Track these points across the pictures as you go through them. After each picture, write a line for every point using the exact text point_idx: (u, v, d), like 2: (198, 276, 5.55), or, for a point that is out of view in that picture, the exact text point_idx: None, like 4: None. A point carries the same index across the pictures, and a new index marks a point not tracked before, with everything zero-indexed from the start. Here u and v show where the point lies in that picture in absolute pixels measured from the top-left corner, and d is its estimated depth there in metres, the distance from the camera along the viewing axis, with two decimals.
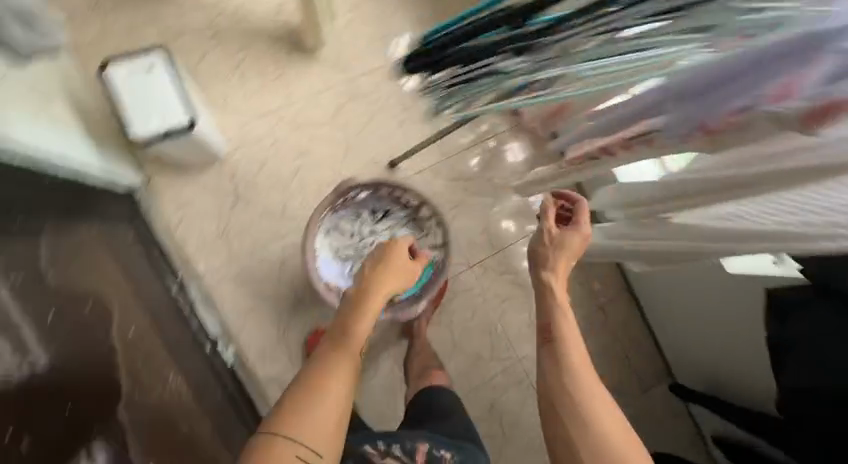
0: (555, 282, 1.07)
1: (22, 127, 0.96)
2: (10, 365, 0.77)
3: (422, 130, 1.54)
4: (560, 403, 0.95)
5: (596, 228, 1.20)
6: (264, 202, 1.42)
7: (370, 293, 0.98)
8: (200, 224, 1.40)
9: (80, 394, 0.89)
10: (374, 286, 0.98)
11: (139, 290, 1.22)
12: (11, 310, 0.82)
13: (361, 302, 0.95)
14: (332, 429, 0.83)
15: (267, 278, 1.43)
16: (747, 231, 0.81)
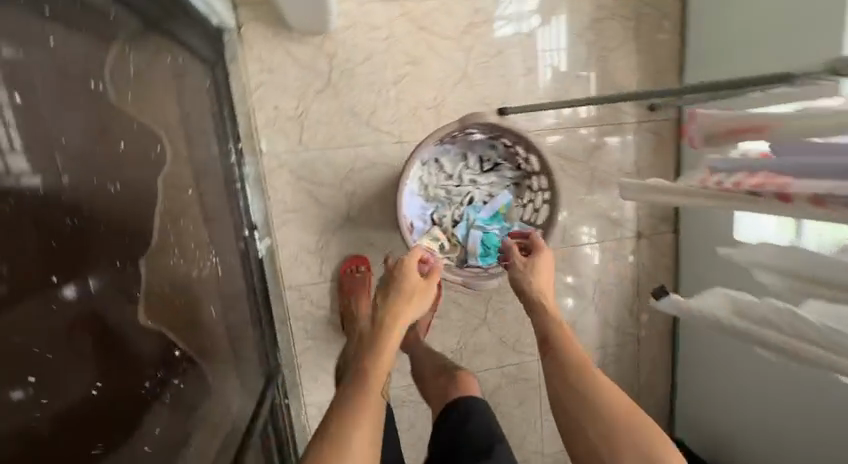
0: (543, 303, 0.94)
1: None
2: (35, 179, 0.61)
3: (547, 88, 1.34)
4: (576, 416, 0.82)
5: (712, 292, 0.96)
6: (354, 100, 1.24)
7: (398, 309, 0.89)
8: (278, 97, 1.22)
9: (109, 234, 0.77)
10: (402, 304, 0.89)
11: (194, 143, 1.05)
12: (48, 123, 0.64)
13: (385, 324, 0.86)
14: None
15: (328, 183, 1.27)
16: None
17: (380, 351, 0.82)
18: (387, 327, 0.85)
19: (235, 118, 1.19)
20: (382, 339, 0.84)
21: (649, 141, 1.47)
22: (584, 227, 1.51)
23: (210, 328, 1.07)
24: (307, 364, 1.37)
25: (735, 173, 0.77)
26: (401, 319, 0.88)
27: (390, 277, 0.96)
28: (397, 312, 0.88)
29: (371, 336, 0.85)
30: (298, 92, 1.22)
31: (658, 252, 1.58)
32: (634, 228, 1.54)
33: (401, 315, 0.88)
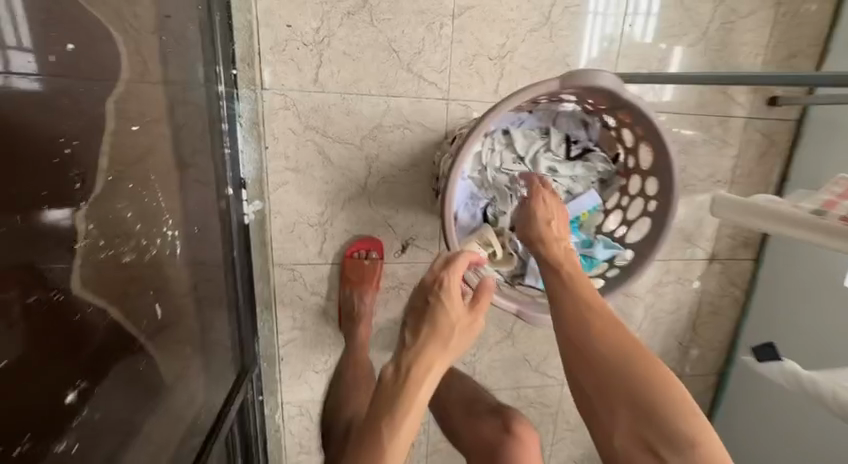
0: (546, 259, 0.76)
1: None
2: None
3: (649, 55, 1.01)
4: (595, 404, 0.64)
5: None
6: (395, 32, 0.92)
7: (427, 362, 0.66)
8: (294, 13, 0.90)
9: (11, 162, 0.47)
10: (434, 349, 0.67)
11: (167, 47, 0.73)
12: None
13: (405, 381, 0.65)
14: None
15: (344, 138, 0.97)
16: None
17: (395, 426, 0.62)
18: (406, 394, 0.64)
19: (231, 30, 0.87)
20: (399, 408, 0.64)
21: (755, 146, 1.15)
22: None
23: (172, 316, 0.78)
24: (290, 358, 1.12)
25: None
26: (429, 378, 0.66)
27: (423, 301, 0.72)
28: (424, 369, 0.66)
29: (389, 400, 0.64)
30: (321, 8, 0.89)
31: (728, 282, 1.30)
32: (709, 249, 1.25)
33: (428, 372, 0.66)
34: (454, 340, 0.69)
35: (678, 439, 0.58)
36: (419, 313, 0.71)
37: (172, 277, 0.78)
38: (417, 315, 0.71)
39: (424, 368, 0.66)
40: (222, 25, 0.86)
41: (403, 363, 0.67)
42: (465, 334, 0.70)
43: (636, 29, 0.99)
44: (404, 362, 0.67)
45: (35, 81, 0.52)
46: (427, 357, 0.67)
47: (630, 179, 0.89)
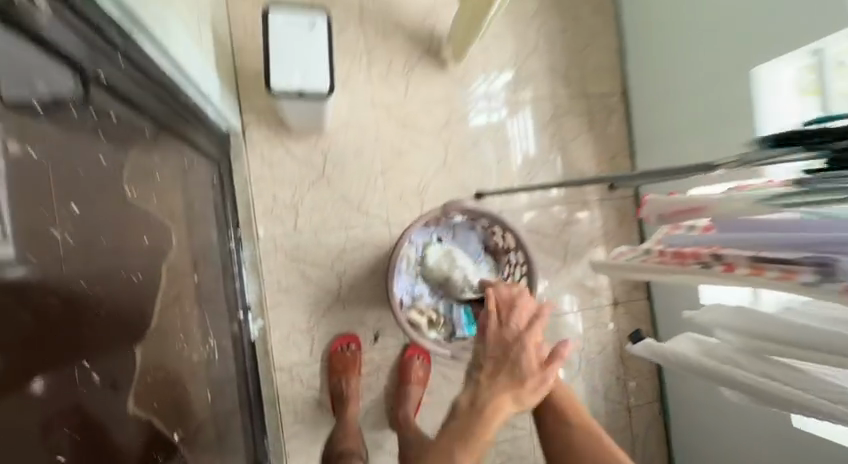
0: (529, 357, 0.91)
1: (182, 43, 0.85)
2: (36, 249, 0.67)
3: (518, 174, 1.50)
4: None
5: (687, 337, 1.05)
6: (346, 189, 1.36)
7: (495, 406, 0.88)
8: (275, 190, 1.32)
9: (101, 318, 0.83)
10: (525, 394, 0.90)
11: (192, 233, 1.09)
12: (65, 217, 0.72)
13: (487, 411, 0.87)
14: None
15: (320, 264, 1.35)
16: None
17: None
18: (482, 430, 0.87)
19: (235, 206, 1.28)
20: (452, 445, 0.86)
21: (614, 218, 1.62)
22: (562, 297, 1.59)
23: (194, 427, 1.01)
24: (295, 451, 1.32)
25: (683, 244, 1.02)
26: (491, 426, 0.87)
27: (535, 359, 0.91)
28: (486, 419, 0.87)
29: (453, 436, 0.87)
30: (295, 183, 1.33)
31: (635, 319, 1.65)
32: (610, 296, 1.63)
33: (486, 426, 0.87)
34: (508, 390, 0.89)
35: None
36: (495, 361, 0.91)
37: (192, 394, 1.03)
38: (493, 365, 0.91)
39: (483, 423, 0.87)
40: (229, 207, 1.26)
41: (472, 408, 0.88)
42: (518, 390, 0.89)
43: (507, 160, 1.49)
44: (477, 401, 0.88)
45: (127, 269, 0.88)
46: (491, 411, 0.87)
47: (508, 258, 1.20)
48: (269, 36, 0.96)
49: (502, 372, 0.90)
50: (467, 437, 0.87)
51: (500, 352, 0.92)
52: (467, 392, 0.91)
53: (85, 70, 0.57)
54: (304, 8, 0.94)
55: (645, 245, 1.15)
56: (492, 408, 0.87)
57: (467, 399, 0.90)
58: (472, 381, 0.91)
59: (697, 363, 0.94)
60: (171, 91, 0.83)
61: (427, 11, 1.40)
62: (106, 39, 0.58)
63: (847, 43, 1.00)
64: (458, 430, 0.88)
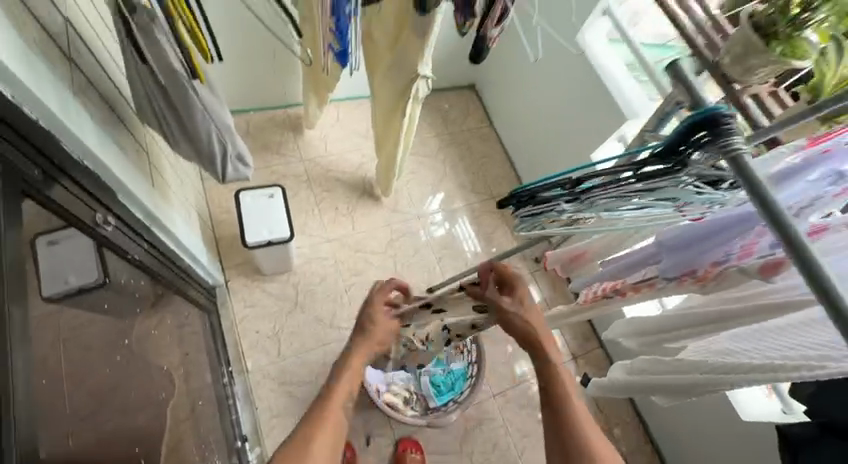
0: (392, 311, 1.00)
1: (181, 226, 1.18)
2: (102, 389, 0.84)
3: (457, 266, 1.83)
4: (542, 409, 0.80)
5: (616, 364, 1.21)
6: (317, 311, 1.61)
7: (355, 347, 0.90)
8: (258, 325, 1.55)
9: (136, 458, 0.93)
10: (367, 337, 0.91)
11: (190, 376, 1.27)
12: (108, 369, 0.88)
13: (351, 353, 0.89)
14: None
15: (305, 381, 1.52)
16: (723, 349, 0.89)
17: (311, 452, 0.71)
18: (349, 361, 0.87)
19: (225, 347, 1.48)
20: (311, 430, 0.74)
21: (547, 284, 1.93)
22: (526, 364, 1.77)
23: None
24: None
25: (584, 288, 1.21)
26: (345, 389, 0.83)
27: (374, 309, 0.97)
28: (342, 381, 0.83)
29: (314, 407, 0.78)
30: (274, 316, 1.57)
31: (597, 368, 1.83)
32: (567, 351, 1.83)
33: (344, 385, 0.83)
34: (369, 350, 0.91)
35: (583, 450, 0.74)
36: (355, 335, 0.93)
37: None
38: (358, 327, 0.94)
39: (347, 373, 0.85)
40: (220, 348, 1.47)
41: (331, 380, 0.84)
42: (377, 346, 0.93)
43: (446, 258, 1.83)
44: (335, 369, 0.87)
45: (146, 416, 1.01)
46: (344, 371, 0.85)
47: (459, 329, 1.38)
48: (242, 209, 1.32)
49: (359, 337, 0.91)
50: (328, 399, 0.80)
51: (357, 329, 0.93)
52: (342, 353, 0.90)
53: (122, 254, 0.86)
54: (264, 186, 1.34)
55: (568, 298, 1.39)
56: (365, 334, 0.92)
57: (340, 359, 0.88)
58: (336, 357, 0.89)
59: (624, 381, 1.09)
60: (171, 259, 1.12)
61: (357, 166, 1.86)
62: (133, 232, 0.89)
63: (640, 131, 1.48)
64: (315, 401, 0.80)
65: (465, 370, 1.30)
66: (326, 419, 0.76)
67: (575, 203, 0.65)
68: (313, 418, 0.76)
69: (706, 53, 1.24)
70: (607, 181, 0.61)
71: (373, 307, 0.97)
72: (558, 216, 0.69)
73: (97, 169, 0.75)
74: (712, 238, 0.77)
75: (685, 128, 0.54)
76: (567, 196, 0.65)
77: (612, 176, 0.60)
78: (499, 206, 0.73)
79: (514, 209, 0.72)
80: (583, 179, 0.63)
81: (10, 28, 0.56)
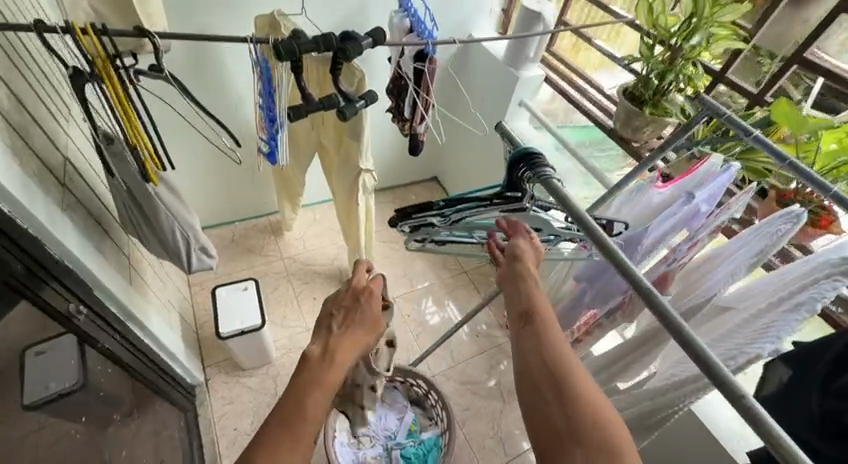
0: (365, 306, 0.76)
1: (159, 325, 1.28)
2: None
3: (435, 341, 1.86)
4: (522, 355, 0.52)
5: None
6: None
7: (327, 351, 0.66)
8: (237, 422, 1.55)
9: None
10: (340, 339, 0.69)
11: None
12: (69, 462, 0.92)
13: (324, 359, 0.65)
14: None
15: None
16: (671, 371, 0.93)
17: None
18: (315, 370, 0.63)
19: (201, 447, 1.46)
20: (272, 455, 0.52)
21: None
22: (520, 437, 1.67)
23: None
24: None
25: None
26: (313, 397, 0.59)
27: (344, 305, 0.76)
28: (309, 387, 0.60)
29: (274, 423, 0.55)
30: (253, 410, 1.57)
31: None
32: None
33: (312, 394, 0.59)
34: (358, 344, 0.71)
35: (576, 420, 0.45)
36: (339, 326, 0.72)
37: None
38: (336, 318, 0.73)
39: (316, 376, 0.62)
40: (197, 448, 1.45)
41: (294, 387, 0.60)
42: (367, 335, 0.73)
43: (423, 335, 1.88)
44: (302, 371, 0.63)
45: None
46: (310, 372, 0.62)
47: (429, 396, 1.33)
48: (217, 303, 1.44)
49: (352, 325, 0.72)
50: (293, 420, 0.56)
51: (339, 315, 0.74)
52: (318, 343, 0.68)
53: (94, 344, 0.98)
54: (238, 280, 1.48)
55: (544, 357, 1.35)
56: (338, 340, 0.69)
57: (316, 351, 0.67)
58: (307, 349, 0.67)
59: None
60: (148, 354, 1.22)
61: (333, 258, 2.03)
62: (105, 324, 1.00)
63: (582, 190, 1.68)
64: (269, 426, 0.55)
65: (438, 439, 1.28)
66: (291, 443, 0.53)
67: (449, 225, 0.74)
68: (269, 443, 0.53)
69: (603, 120, 1.54)
70: (475, 208, 0.72)
71: (366, 292, 0.77)
72: (437, 234, 0.77)
73: (77, 268, 0.90)
74: (606, 273, 0.98)
75: (523, 164, 0.67)
76: (442, 218, 0.74)
77: (478, 204, 0.71)
78: (391, 225, 0.77)
79: (403, 227, 0.76)
80: (453, 203, 0.73)
81: (17, 166, 0.75)
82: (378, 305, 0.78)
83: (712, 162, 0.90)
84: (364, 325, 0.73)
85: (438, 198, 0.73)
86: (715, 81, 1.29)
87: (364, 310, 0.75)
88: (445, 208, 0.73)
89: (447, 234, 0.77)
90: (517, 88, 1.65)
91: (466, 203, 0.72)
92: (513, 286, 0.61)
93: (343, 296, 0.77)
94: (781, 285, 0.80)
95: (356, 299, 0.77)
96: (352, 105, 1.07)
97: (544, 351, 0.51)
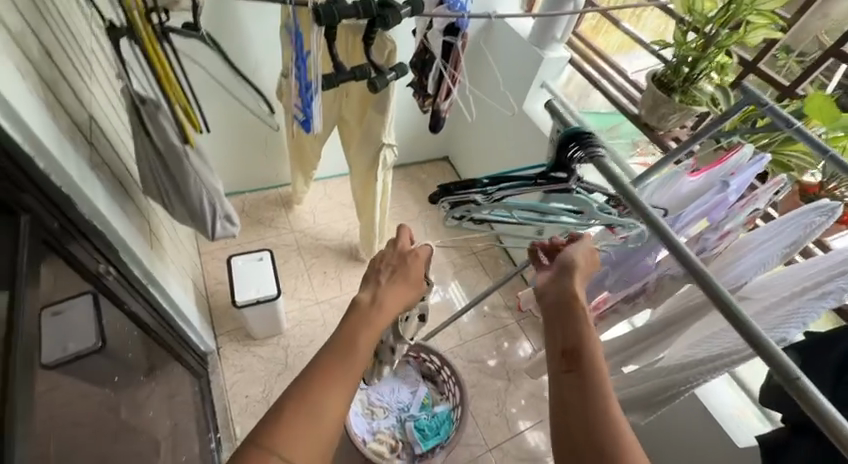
0: (411, 263, 0.77)
1: (176, 291, 1.29)
2: (87, 433, 0.89)
3: (443, 320, 1.89)
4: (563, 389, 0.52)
5: None
6: None
7: (374, 299, 0.69)
8: (248, 389, 1.57)
9: None
10: (388, 291, 0.71)
11: (178, 444, 1.28)
12: (94, 418, 0.93)
13: (372, 305, 0.68)
14: (321, 446, 0.53)
15: None
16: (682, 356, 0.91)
17: (318, 411, 0.54)
18: (365, 314, 0.66)
19: (214, 412, 1.48)
20: (323, 379, 0.57)
21: (533, 330, 1.92)
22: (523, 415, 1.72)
23: None
24: None
25: None
26: (360, 337, 0.63)
27: (387, 261, 0.77)
28: (357, 327, 0.64)
29: (326, 353, 0.60)
30: (264, 379, 1.59)
31: None
32: None
33: (361, 334, 0.63)
34: (403, 300, 0.73)
35: None
36: (386, 280, 0.73)
37: None
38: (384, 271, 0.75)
39: (364, 319, 0.66)
40: (209, 413, 1.47)
41: (343, 326, 0.64)
42: (411, 292, 0.74)
43: (432, 314, 1.90)
44: (351, 313, 0.67)
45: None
46: (357, 317, 0.66)
47: (443, 371, 1.36)
48: (233, 271, 1.45)
49: (397, 279, 0.73)
50: (344, 352, 0.61)
51: (386, 270, 0.75)
52: (366, 290, 0.71)
53: (120, 306, 0.99)
54: (253, 251, 1.48)
55: None
56: (387, 292, 0.71)
57: (366, 297, 0.70)
58: (358, 295, 0.70)
59: None
60: (166, 318, 1.22)
61: (344, 233, 2.02)
62: (132, 286, 1.01)
63: None
64: (320, 355, 0.60)
65: (450, 413, 1.32)
66: (335, 371, 0.58)
67: (492, 203, 0.74)
68: (319, 367, 0.58)
69: (628, 106, 1.53)
70: (519, 187, 0.72)
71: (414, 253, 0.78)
72: (477, 213, 0.76)
73: (105, 228, 0.89)
74: (632, 258, 0.98)
75: (571, 144, 0.68)
76: (485, 195, 0.74)
77: (523, 183, 0.71)
78: (431, 201, 0.76)
79: (443, 204, 0.76)
80: (497, 182, 0.73)
81: (51, 120, 0.74)
82: (424, 265, 0.79)
83: (742, 153, 0.91)
84: (408, 286, 0.75)
85: (482, 175, 0.74)
86: (745, 71, 1.27)
87: (409, 268, 0.76)
88: (489, 187, 0.73)
89: (488, 213, 0.77)
90: (540, 70, 1.62)
91: (510, 182, 0.73)
92: (561, 306, 0.60)
93: (389, 251, 0.78)
94: (806, 276, 0.79)
95: (403, 255, 0.78)
96: (383, 77, 1.04)
97: (588, 402, 0.50)
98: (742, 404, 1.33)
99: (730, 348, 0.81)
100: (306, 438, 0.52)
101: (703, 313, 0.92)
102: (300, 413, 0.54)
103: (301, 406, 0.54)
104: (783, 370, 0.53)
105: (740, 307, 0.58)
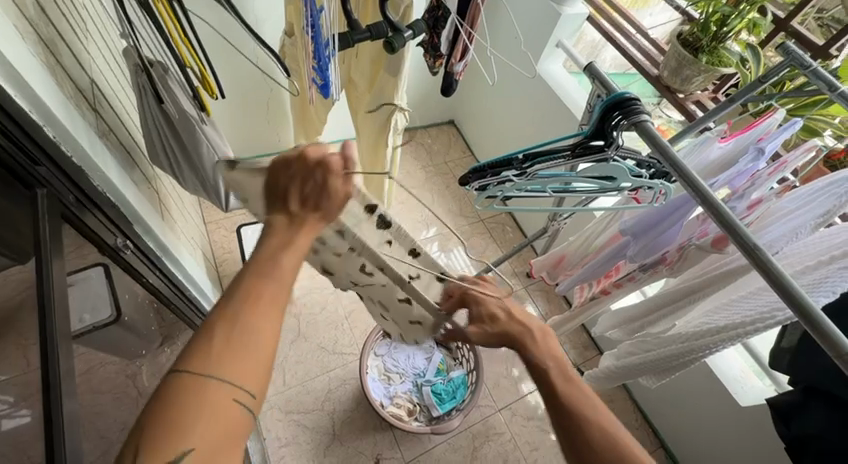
0: (321, 180, 0.59)
1: (188, 263, 1.27)
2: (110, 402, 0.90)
3: None
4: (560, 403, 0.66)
5: (605, 353, 1.12)
6: (319, 339, 1.65)
7: (277, 234, 0.56)
8: None
9: None
10: (290, 217, 0.57)
11: None
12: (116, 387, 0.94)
13: (285, 228, 0.56)
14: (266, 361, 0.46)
15: (312, 408, 1.52)
16: (700, 326, 0.85)
17: (255, 326, 0.46)
18: (271, 238, 0.55)
19: None
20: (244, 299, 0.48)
21: (541, 296, 1.94)
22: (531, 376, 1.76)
23: None
24: None
25: (576, 294, 1.25)
26: (282, 257, 0.53)
27: (291, 179, 0.59)
28: (276, 247, 0.54)
29: (243, 276, 0.50)
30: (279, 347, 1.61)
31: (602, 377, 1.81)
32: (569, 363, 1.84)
33: (281, 253, 0.53)
34: (316, 225, 0.59)
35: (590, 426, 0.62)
36: (296, 201, 0.59)
37: None
38: (287, 193, 0.59)
39: (283, 238, 0.55)
40: None
41: (253, 261, 0.52)
42: (324, 214, 0.59)
43: None
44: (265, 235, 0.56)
45: None
46: (273, 244, 0.54)
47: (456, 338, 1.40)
48: (242, 242, 1.43)
49: (308, 206, 0.58)
50: (265, 271, 0.51)
51: (295, 190, 0.59)
52: (277, 212, 0.58)
53: (137, 278, 0.98)
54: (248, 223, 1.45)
55: (572, 320, 1.25)
56: (293, 219, 0.57)
57: (277, 220, 0.57)
58: (268, 218, 0.58)
59: (620, 370, 1.05)
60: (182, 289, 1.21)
61: None
62: (149, 260, 0.99)
63: None
64: (238, 280, 0.50)
65: (465, 378, 1.37)
66: (265, 286, 0.49)
67: (526, 178, 0.71)
68: (243, 289, 0.48)
69: (648, 68, 1.46)
70: (554, 159, 0.69)
71: (329, 169, 0.59)
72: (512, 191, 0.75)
73: (118, 202, 0.86)
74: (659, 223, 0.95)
75: (613, 108, 0.65)
76: (519, 170, 0.70)
77: (558, 156, 0.68)
78: (462, 183, 0.74)
79: (474, 185, 0.73)
80: (530, 157, 0.70)
81: (55, 84, 0.69)
82: (339, 178, 0.60)
83: (774, 119, 0.86)
84: (320, 205, 0.59)
85: (515, 150, 0.70)
86: (776, 29, 1.21)
87: (320, 185, 0.59)
88: (521, 161, 0.70)
89: (520, 187, 0.74)
90: (556, 27, 1.54)
91: (543, 154, 0.69)
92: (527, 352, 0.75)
93: (284, 170, 0.60)
94: (834, 243, 0.76)
95: (308, 174, 0.59)
96: (400, 36, 0.97)
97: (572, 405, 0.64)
98: (745, 365, 1.37)
99: (753, 316, 0.77)
100: (247, 354, 0.45)
101: (727, 282, 0.89)
102: (236, 332, 0.45)
103: (232, 326, 0.46)
104: (832, 343, 0.55)
105: (788, 276, 0.58)
